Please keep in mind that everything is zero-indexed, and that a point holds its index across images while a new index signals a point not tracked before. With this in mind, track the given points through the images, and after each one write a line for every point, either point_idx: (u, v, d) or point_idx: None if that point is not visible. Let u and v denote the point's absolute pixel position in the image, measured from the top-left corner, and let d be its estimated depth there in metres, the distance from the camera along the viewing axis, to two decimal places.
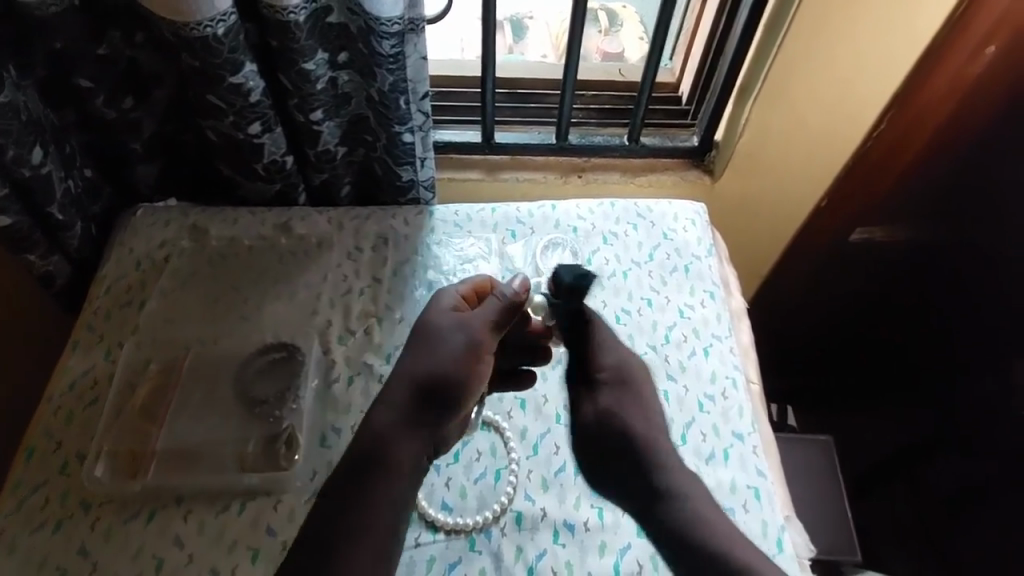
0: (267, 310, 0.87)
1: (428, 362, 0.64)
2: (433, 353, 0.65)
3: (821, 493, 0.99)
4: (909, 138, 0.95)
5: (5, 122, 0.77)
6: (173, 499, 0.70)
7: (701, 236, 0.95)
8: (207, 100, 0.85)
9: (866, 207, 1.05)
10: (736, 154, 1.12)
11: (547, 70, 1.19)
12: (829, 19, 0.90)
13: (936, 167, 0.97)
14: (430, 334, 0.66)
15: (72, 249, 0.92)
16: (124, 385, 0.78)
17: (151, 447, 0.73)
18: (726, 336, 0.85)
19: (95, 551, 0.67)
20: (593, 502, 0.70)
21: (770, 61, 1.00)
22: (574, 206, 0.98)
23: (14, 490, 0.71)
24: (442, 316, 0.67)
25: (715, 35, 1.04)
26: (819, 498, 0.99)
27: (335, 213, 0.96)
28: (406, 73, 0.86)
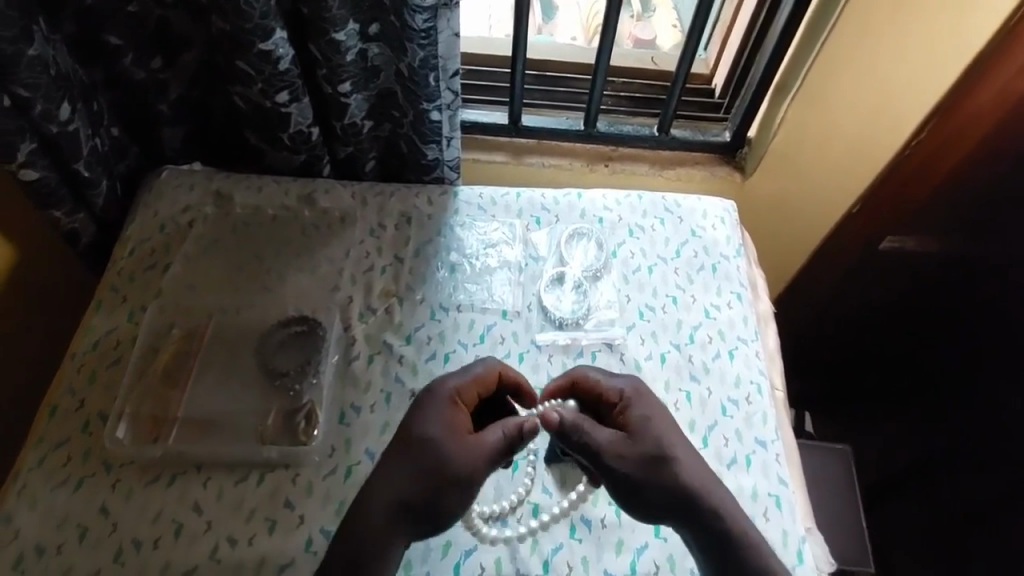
0: (290, 281, 0.87)
1: (421, 477, 0.57)
2: (426, 473, 0.57)
3: (833, 501, 1.00)
4: (956, 145, 0.91)
5: (34, 77, 0.76)
6: (192, 465, 0.71)
7: (730, 235, 0.95)
8: (236, 66, 0.83)
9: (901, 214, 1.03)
10: (768, 155, 1.12)
11: (576, 53, 1.17)
12: (874, 21, 0.90)
13: (982, 174, 0.92)
14: (423, 447, 0.59)
15: (98, 208, 0.92)
16: (147, 348, 0.79)
17: (173, 413, 0.74)
18: (752, 340, 0.86)
19: (116, 511, 0.68)
20: (611, 500, 0.71)
21: (817, 49, 0.98)
22: (600, 197, 0.98)
23: (38, 445, 0.71)
24: (446, 434, 0.59)
25: (758, 21, 1.02)
26: (828, 503, 1.00)
27: (359, 188, 0.95)
28: (437, 50, 0.83)
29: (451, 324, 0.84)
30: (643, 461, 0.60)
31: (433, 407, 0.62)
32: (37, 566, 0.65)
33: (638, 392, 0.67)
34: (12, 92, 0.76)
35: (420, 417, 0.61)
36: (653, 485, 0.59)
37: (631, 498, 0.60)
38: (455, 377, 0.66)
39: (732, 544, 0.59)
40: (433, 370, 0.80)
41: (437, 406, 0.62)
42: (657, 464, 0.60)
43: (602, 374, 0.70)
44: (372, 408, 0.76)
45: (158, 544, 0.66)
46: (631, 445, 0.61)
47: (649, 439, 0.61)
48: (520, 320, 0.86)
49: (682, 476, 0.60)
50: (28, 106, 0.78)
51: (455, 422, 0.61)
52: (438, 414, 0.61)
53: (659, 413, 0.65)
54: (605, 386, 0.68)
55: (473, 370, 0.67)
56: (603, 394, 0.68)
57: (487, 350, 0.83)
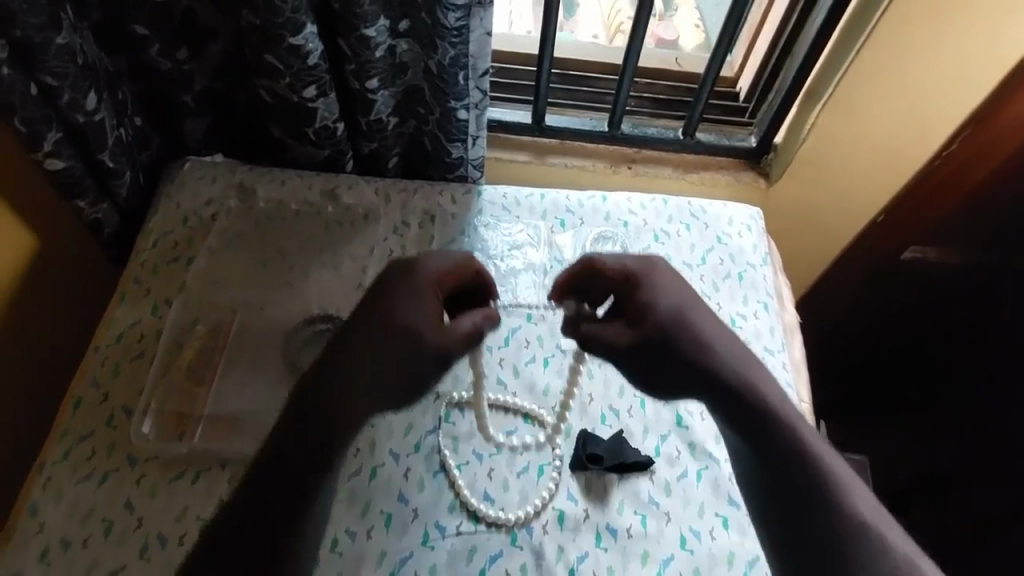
0: (313, 278, 0.86)
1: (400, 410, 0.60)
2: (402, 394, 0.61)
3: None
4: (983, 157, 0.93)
5: (62, 65, 0.74)
6: (217, 462, 0.71)
7: (756, 243, 0.95)
8: (264, 60, 0.82)
9: (922, 226, 1.04)
10: (795, 159, 1.09)
11: (600, 53, 1.16)
12: (910, 34, 0.89)
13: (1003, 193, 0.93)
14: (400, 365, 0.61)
15: (121, 199, 0.91)
16: (172, 342, 0.78)
17: (199, 410, 0.74)
18: (779, 350, 0.86)
19: (141, 507, 0.67)
20: (636, 509, 0.73)
21: (853, 56, 0.95)
22: (626, 200, 0.97)
23: (63, 437, 0.71)
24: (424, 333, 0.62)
25: (789, 23, 1.01)
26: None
27: (382, 185, 0.94)
28: (468, 48, 0.82)
29: None
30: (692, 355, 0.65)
31: (411, 288, 0.64)
32: (62, 559, 0.64)
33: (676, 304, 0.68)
34: (38, 81, 0.75)
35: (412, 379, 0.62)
36: (688, 375, 0.64)
37: (664, 385, 0.66)
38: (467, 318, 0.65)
39: (777, 431, 0.60)
40: (458, 372, 0.80)
41: (416, 286, 0.64)
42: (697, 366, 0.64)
43: (635, 274, 0.70)
44: (396, 410, 0.76)
45: (183, 541, 0.66)
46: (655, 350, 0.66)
47: (685, 342, 0.65)
48: (545, 324, 0.85)
49: (694, 356, 0.65)
50: (55, 95, 0.76)
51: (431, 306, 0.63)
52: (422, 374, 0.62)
53: (672, 291, 0.69)
54: (612, 264, 0.71)
55: (456, 254, 0.68)
56: (623, 289, 0.70)
57: (512, 353, 0.82)
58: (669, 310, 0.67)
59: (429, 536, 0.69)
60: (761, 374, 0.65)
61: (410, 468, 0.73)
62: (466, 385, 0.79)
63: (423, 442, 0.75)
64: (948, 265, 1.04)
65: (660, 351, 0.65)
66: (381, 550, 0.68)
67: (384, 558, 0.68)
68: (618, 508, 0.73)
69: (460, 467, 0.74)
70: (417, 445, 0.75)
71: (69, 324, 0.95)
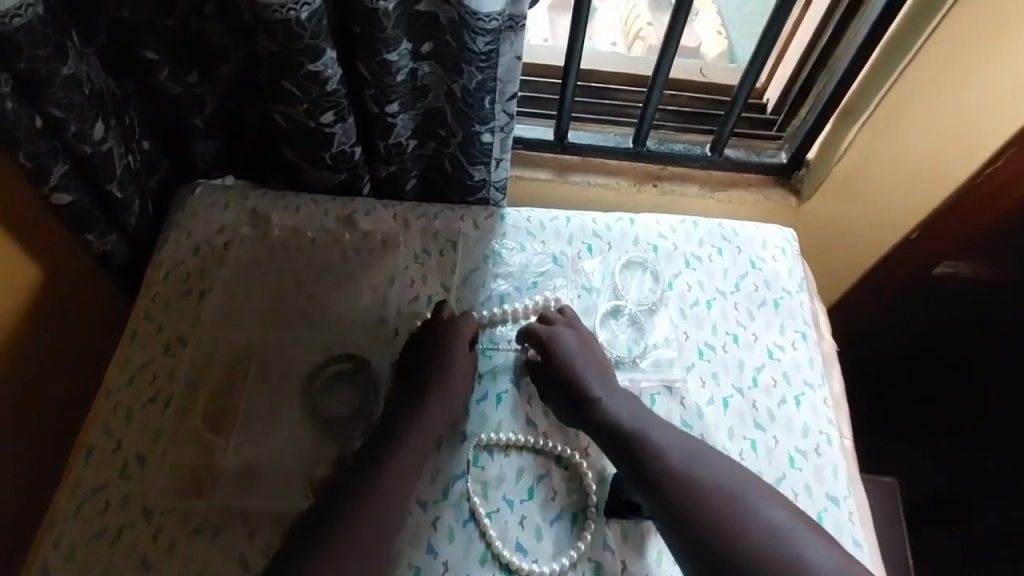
0: (332, 313, 0.82)
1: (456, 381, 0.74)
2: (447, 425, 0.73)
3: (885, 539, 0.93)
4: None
5: (68, 96, 0.71)
6: (237, 515, 0.67)
7: (792, 268, 0.90)
8: (281, 86, 0.78)
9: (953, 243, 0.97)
10: (829, 179, 1.06)
11: (620, 62, 1.12)
12: (964, 50, 0.84)
13: None
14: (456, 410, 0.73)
15: (130, 228, 0.88)
16: (186, 384, 0.75)
17: (219, 462, 0.70)
18: (819, 384, 0.82)
19: (158, 564, 0.64)
20: (676, 559, 0.69)
21: (895, 78, 0.93)
22: (655, 223, 0.93)
23: (74, 489, 0.68)
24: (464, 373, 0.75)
25: (824, 35, 0.98)
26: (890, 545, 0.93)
27: (401, 209, 0.90)
28: (496, 72, 0.78)
29: (502, 362, 0.80)
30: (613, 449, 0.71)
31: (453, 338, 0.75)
32: None
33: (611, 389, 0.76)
34: (44, 112, 0.71)
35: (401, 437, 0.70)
36: (578, 418, 0.73)
37: (563, 414, 0.75)
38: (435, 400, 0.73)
39: (653, 459, 0.67)
40: (484, 412, 0.77)
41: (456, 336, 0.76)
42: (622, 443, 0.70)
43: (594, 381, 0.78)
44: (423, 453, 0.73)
45: None
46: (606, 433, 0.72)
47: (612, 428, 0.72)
48: None
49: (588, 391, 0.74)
50: (61, 127, 0.73)
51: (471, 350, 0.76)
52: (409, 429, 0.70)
53: (573, 333, 0.79)
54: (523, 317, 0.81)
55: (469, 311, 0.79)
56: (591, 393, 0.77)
57: (541, 391, 0.79)
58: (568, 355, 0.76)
59: None
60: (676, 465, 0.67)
61: (439, 517, 0.70)
62: (494, 426, 0.76)
63: (451, 488, 0.72)
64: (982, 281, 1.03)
65: (554, 387, 0.75)
66: None
67: None
68: (658, 557, 0.69)
69: (490, 515, 0.70)
70: (445, 491, 0.71)
71: (79, 357, 0.92)
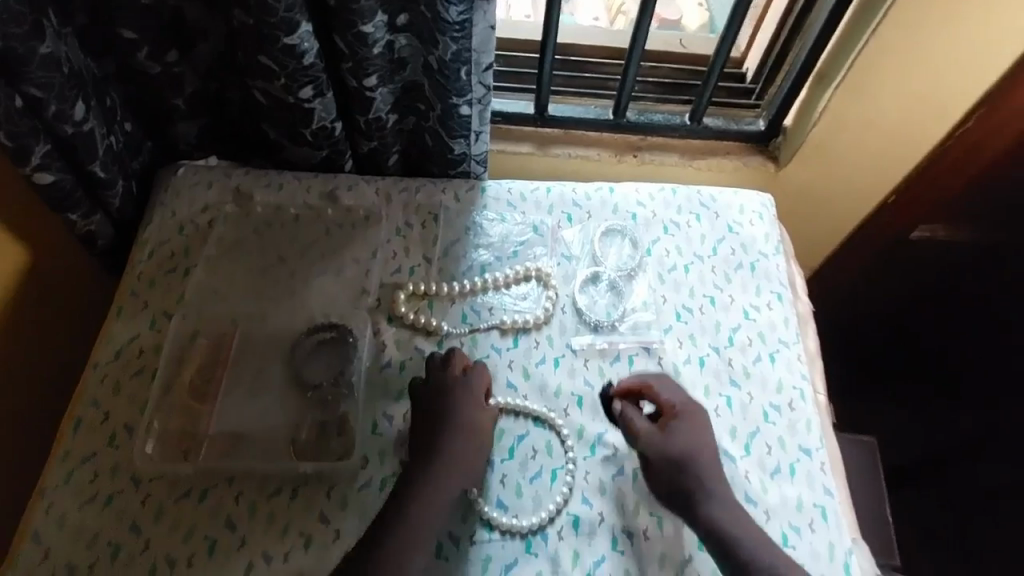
0: (315, 284, 0.84)
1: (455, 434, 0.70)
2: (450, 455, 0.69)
3: (860, 491, 0.97)
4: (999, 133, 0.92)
5: (47, 75, 0.72)
6: (224, 479, 0.69)
7: (768, 232, 0.92)
8: (259, 61, 0.79)
9: (927, 207, 1.04)
10: (806, 145, 1.04)
11: (600, 35, 1.14)
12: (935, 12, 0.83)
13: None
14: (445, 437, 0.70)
15: (114, 208, 0.89)
16: (172, 357, 0.77)
17: (202, 430, 0.73)
18: (794, 342, 0.83)
19: (147, 528, 0.66)
20: (652, 511, 0.71)
21: (870, 34, 0.88)
22: (633, 191, 0.94)
23: (65, 459, 0.70)
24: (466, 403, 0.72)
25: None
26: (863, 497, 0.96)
27: (383, 184, 0.91)
28: (470, 43, 0.79)
29: (483, 328, 0.82)
30: (668, 462, 0.70)
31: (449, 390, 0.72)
32: None
33: (688, 403, 0.74)
34: (23, 92, 0.72)
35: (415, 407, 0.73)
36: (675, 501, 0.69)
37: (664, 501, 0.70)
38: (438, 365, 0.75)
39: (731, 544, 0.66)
40: None
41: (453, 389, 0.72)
42: (679, 463, 0.70)
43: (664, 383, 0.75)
44: (404, 418, 0.74)
45: (191, 563, 0.65)
46: (664, 448, 0.71)
47: (677, 443, 0.71)
48: (553, 324, 0.83)
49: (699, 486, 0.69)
50: (40, 106, 0.74)
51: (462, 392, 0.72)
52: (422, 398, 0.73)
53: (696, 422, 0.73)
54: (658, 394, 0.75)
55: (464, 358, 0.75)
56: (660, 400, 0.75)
57: (521, 355, 0.80)
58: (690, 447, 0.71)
59: (442, 547, 0.68)
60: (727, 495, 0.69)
61: None
62: None
63: None
64: (957, 242, 1.06)
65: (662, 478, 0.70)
66: None
67: None
68: (634, 508, 0.71)
69: None
70: None
71: (68, 336, 0.93)
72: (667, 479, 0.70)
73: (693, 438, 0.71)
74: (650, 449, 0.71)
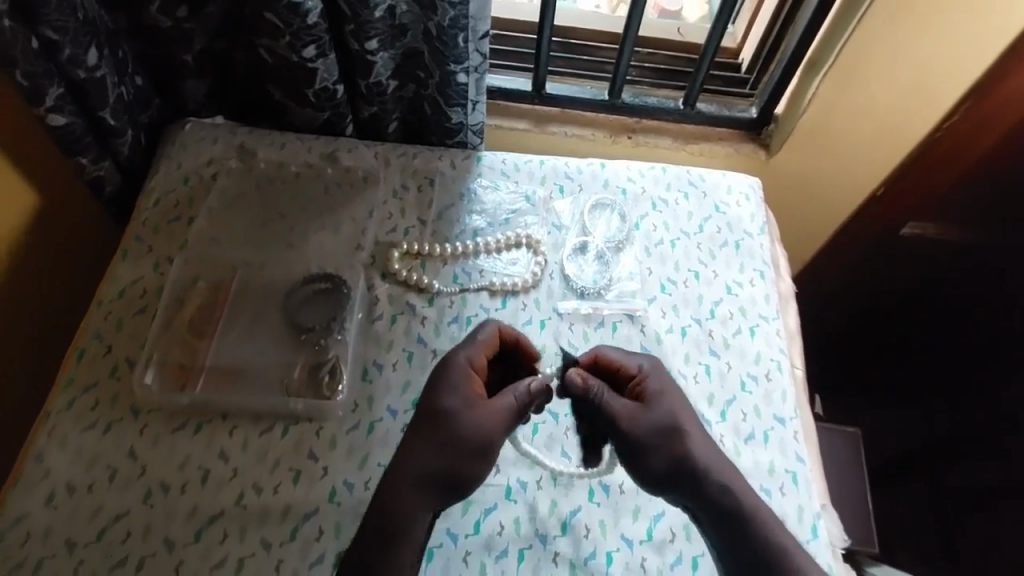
0: (313, 239, 0.87)
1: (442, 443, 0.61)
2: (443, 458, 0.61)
3: (845, 483, 0.98)
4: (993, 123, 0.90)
5: (63, 19, 0.74)
6: (219, 414, 0.73)
7: (754, 212, 0.95)
8: (264, 18, 0.81)
9: (920, 199, 1.04)
10: (797, 132, 1.11)
11: (601, 21, 1.17)
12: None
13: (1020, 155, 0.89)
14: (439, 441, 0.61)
15: (122, 156, 0.91)
16: (173, 299, 0.80)
17: (200, 362, 0.76)
18: (773, 318, 0.87)
19: (144, 455, 0.70)
20: None
21: (855, 22, 0.96)
22: (624, 168, 0.97)
23: (68, 387, 0.73)
24: (463, 403, 0.63)
25: None
26: (845, 488, 0.97)
27: (382, 148, 0.94)
28: (468, 9, 0.81)
29: (473, 289, 0.85)
30: (660, 431, 0.64)
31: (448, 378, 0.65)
32: (69, 503, 0.67)
33: (656, 368, 0.70)
34: (39, 34, 0.74)
35: (436, 395, 0.64)
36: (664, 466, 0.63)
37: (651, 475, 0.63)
38: (465, 347, 0.68)
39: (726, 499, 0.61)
40: (455, 332, 0.81)
41: (453, 376, 0.65)
42: (672, 430, 0.64)
43: (621, 352, 0.72)
44: (394, 367, 0.78)
45: (185, 489, 0.68)
46: (650, 414, 0.65)
47: (663, 410, 0.65)
48: (542, 287, 0.86)
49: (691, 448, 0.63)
50: (55, 50, 0.76)
51: (469, 388, 0.64)
52: (451, 382, 0.65)
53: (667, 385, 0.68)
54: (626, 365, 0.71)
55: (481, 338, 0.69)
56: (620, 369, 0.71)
57: (509, 315, 0.84)
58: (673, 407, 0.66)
59: None
60: (728, 467, 0.64)
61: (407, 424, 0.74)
62: None
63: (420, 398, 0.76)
64: (948, 242, 1.03)
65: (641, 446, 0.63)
66: None
67: None
68: (611, 465, 0.75)
69: None
70: (414, 401, 0.76)
71: (75, 279, 0.96)
72: (661, 453, 0.63)
73: (675, 407, 0.66)
74: (635, 422, 0.64)
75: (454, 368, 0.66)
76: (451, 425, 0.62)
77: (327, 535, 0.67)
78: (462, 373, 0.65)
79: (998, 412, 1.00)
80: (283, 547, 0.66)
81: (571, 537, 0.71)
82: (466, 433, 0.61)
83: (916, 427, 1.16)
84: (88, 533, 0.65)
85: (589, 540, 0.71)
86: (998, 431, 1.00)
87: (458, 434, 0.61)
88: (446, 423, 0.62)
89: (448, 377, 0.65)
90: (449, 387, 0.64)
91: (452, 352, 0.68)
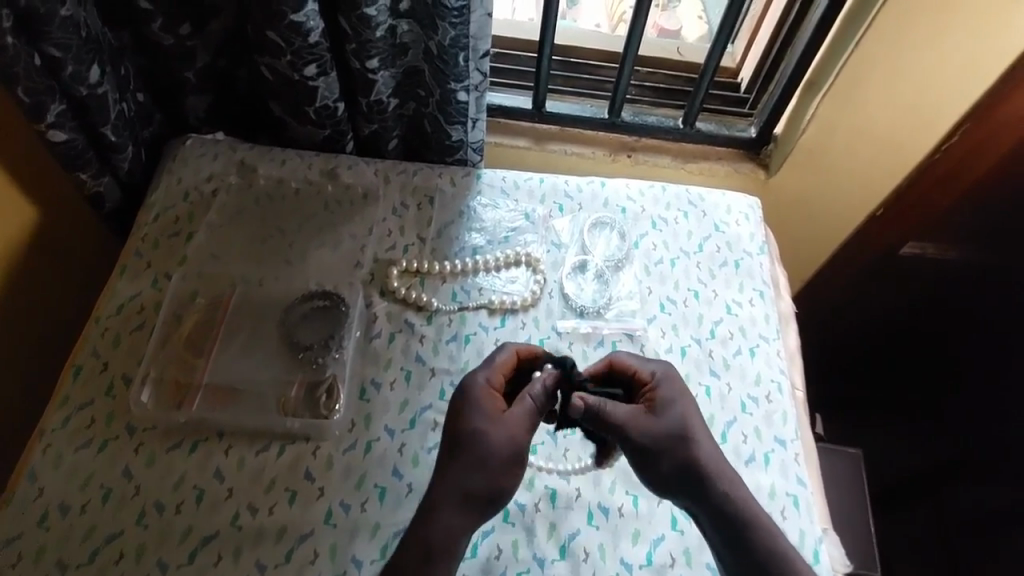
0: (313, 256, 0.87)
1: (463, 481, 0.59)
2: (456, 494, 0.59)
3: (846, 507, 0.97)
4: (984, 150, 0.90)
5: (65, 37, 0.74)
6: (214, 433, 0.72)
7: (754, 231, 0.96)
8: (266, 37, 0.81)
9: (921, 223, 1.03)
10: (794, 151, 1.14)
11: (600, 40, 1.17)
12: (925, 15, 0.89)
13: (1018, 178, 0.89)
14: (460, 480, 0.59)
15: (122, 172, 0.91)
16: (171, 316, 0.80)
17: (197, 379, 0.76)
18: (773, 338, 0.87)
19: (139, 475, 0.69)
20: (628, 490, 0.74)
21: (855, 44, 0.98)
22: (624, 186, 0.98)
23: (63, 405, 0.73)
24: (484, 422, 0.62)
25: (792, 12, 1.03)
26: (848, 510, 0.96)
27: (382, 165, 0.94)
28: (469, 29, 0.81)
29: (472, 308, 0.84)
30: (667, 435, 0.63)
31: (467, 398, 0.64)
32: (61, 524, 0.66)
33: (669, 375, 0.69)
34: (42, 51, 0.75)
35: (463, 415, 0.63)
36: (671, 472, 0.63)
37: (659, 480, 0.63)
38: (482, 370, 0.67)
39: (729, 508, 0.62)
40: (454, 351, 0.81)
41: (471, 396, 0.64)
42: (681, 435, 0.64)
43: (634, 358, 0.71)
44: (392, 386, 0.77)
45: (179, 510, 0.68)
46: (659, 418, 0.65)
47: (673, 416, 0.65)
48: (541, 306, 0.86)
49: (699, 456, 0.63)
50: (58, 66, 0.76)
51: (490, 407, 0.63)
52: (475, 402, 0.63)
53: (680, 393, 0.67)
54: (633, 369, 0.70)
55: (496, 358, 0.68)
56: (633, 373, 0.70)
57: (508, 334, 0.83)
58: (682, 414, 0.65)
59: None
60: (736, 479, 0.63)
61: (405, 444, 0.73)
62: (461, 363, 0.80)
63: (418, 419, 0.75)
64: (947, 263, 1.03)
65: (646, 451, 0.63)
66: (374, 522, 0.69)
67: (378, 530, 0.68)
68: (611, 487, 0.74)
69: None
70: (412, 421, 0.75)
71: (71, 295, 0.95)
72: (668, 456, 0.63)
73: (685, 412, 0.65)
74: (644, 424, 0.64)
75: (478, 388, 0.64)
76: (479, 458, 0.60)
77: (322, 557, 0.66)
78: (487, 394, 0.64)
79: (1003, 435, 1.00)
80: (277, 569, 0.65)
81: (570, 562, 0.70)
82: (489, 467, 0.60)
83: (920, 449, 1.15)
84: (81, 554, 0.65)
85: (588, 564, 0.70)
86: (1006, 454, 1.00)
87: (491, 463, 0.60)
88: (480, 442, 0.60)
89: (472, 398, 0.64)
90: (478, 409, 0.63)
91: (471, 376, 0.67)
